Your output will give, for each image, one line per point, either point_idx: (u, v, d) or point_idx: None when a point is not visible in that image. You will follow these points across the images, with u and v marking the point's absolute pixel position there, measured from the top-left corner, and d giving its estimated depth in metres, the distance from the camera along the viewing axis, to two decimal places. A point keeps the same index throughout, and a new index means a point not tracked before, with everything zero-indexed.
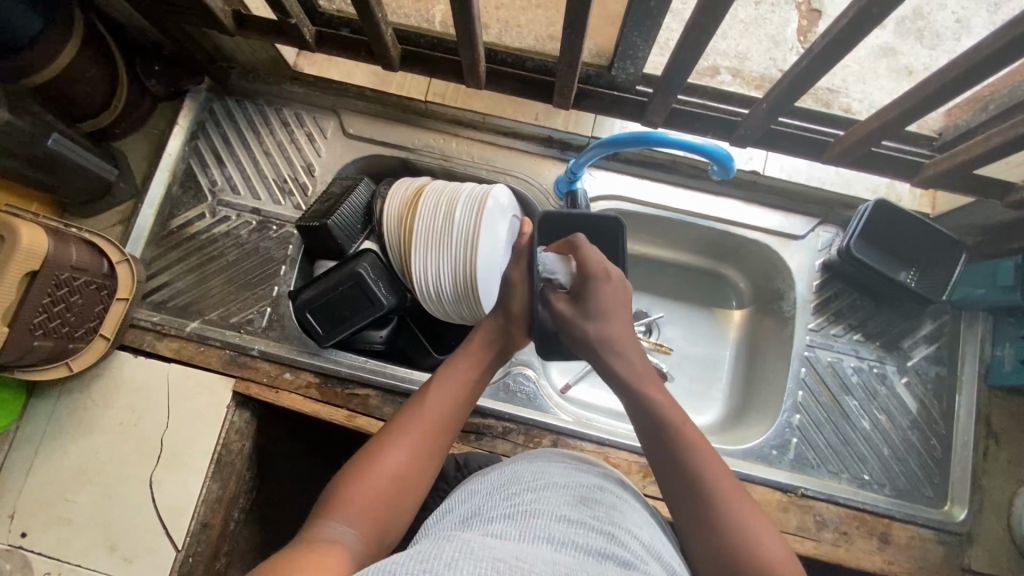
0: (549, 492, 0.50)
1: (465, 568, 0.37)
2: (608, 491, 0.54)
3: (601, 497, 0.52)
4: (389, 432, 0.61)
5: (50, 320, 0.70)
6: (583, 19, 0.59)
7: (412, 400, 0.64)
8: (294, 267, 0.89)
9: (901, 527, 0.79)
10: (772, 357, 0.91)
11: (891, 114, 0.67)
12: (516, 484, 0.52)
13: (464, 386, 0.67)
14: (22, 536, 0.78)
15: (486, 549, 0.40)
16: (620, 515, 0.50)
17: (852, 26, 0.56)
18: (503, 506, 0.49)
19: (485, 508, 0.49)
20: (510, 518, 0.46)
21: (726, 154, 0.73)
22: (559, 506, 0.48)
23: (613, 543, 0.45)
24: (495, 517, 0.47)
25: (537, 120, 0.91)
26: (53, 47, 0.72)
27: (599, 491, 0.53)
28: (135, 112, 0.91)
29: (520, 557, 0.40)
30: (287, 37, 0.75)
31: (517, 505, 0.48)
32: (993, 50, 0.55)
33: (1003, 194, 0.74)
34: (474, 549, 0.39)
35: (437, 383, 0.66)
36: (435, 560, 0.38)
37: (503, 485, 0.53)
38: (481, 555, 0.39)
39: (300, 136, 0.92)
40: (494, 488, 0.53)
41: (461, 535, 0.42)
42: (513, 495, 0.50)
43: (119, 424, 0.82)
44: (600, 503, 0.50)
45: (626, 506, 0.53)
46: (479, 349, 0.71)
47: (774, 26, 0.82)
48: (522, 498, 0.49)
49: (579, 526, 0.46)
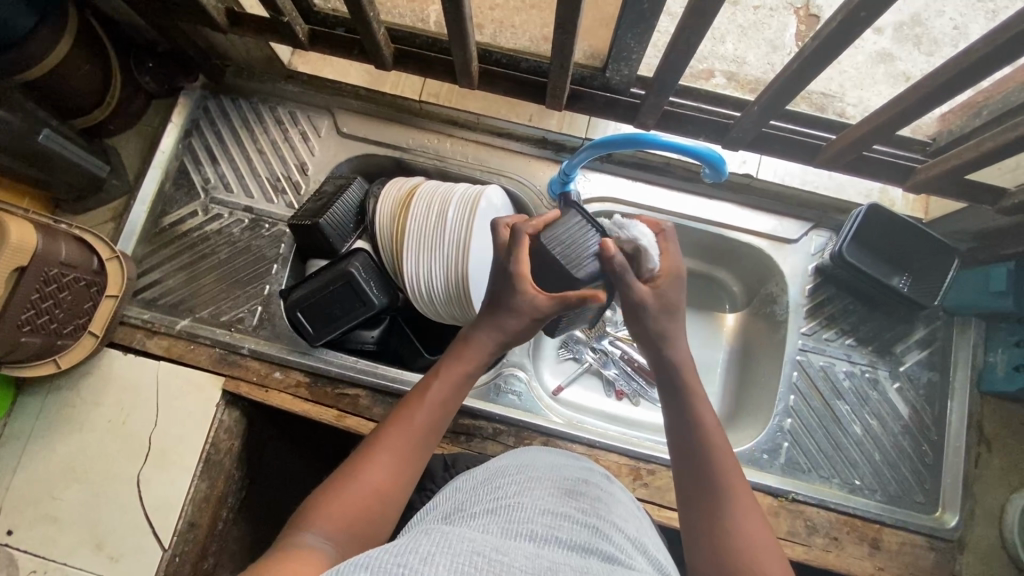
0: (533, 486, 0.50)
1: (441, 563, 0.36)
2: (593, 485, 0.54)
3: (586, 489, 0.52)
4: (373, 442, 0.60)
5: (38, 316, 0.70)
6: (575, 21, 0.59)
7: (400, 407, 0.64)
8: (286, 266, 0.89)
9: (892, 533, 0.79)
10: (766, 361, 0.90)
11: (881, 119, 0.67)
12: (501, 478, 0.52)
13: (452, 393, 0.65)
14: (8, 534, 0.78)
15: (465, 542, 0.40)
16: (606, 508, 0.50)
17: (842, 30, 0.56)
18: (486, 500, 0.49)
19: (467, 504, 0.49)
20: (493, 512, 0.46)
21: (718, 157, 0.72)
22: (542, 500, 0.48)
23: (595, 536, 0.45)
24: (477, 511, 0.47)
25: (531, 122, 0.91)
26: (45, 43, 0.72)
27: (585, 484, 0.53)
28: (130, 108, 0.91)
29: (500, 551, 0.39)
30: (281, 36, 0.75)
31: (500, 499, 0.48)
32: (982, 57, 0.55)
33: (995, 200, 0.74)
34: (452, 544, 0.39)
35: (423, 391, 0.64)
36: (412, 554, 0.37)
37: (487, 479, 0.53)
38: (459, 550, 0.38)
39: (295, 135, 0.92)
40: (478, 484, 0.52)
41: (439, 530, 0.42)
42: (497, 489, 0.50)
43: (108, 421, 0.82)
44: (585, 497, 0.50)
45: (613, 499, 0.53)
46: (471, 355, 0.67)
47: (772, 31, 0.83)
48: (505, 492, 0.49)
49: (563, 520, 0.45)
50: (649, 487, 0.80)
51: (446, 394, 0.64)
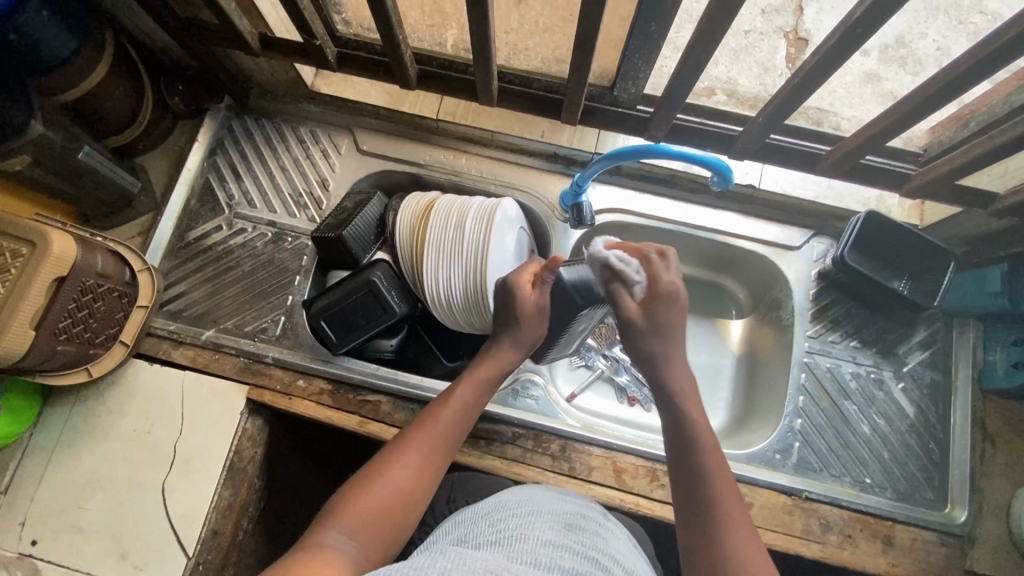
0: (534, 519, 0.52)
1: None
2: (591, 520, 0.56)
3: (585, 525, 0.54)
4: (396, 446, 0.63)
5: (74, 325, 0.72)
6: (593, 40, 0.64)
7: (422, 417, 0.67)
8: (308, 278, 0.92)
9: (904, 530, 0.81)
10: (775, 364, 0.93)
11: (875, 129, 0.71)
12: (502, 511, 0.54)
13: (471, 406, 0.69)
14: (32, 544, 0.79)
15: (477, 564, 0.42)
16: (605, 543, 0.52)
17: (841, 44, 0.60)
18: (490, 532, 0.51)
19: (472, 534, 0.51)
20: (498, 543, 0.48)
21: (724, 165, 0.76)
22: (544, 532, 0.50)
23: (596, 567, 0.47)
24: (482, 541, 0.49)
25: (542, 138, 0.96)
26: (85, 65, 0.76)
27: (584, 519, 0.55)
28: (158, 129, 0.95)
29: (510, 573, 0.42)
30: (311, 58, 0.79)
31: (504, 530, 0.50)
32: (968, 66, 0.60)
33: (987, 204, 0.78)
34: (466, 564, 0.41)
35: (444, 402, 0.68)
36: None
37: (489, 511, 0.55)
38: (473, 570, 0.41)
39: (316, 153, 0.96)
40: (480, 515, 0.55)
41: (453, 552, 0.44)
42: (499, 522, 0.52)
43: (133, 431, 0.83)
44: (584, 531, 0.53)
45: (610, 535, 0.55)
46: (488, 369, 0.72)
47: (764, 54, 0.89)
48: (507, 524, 0.51)
49: (564, 551, 0.48)
50: (667, 488, 0.82)
51: (464, 403, 0.68)
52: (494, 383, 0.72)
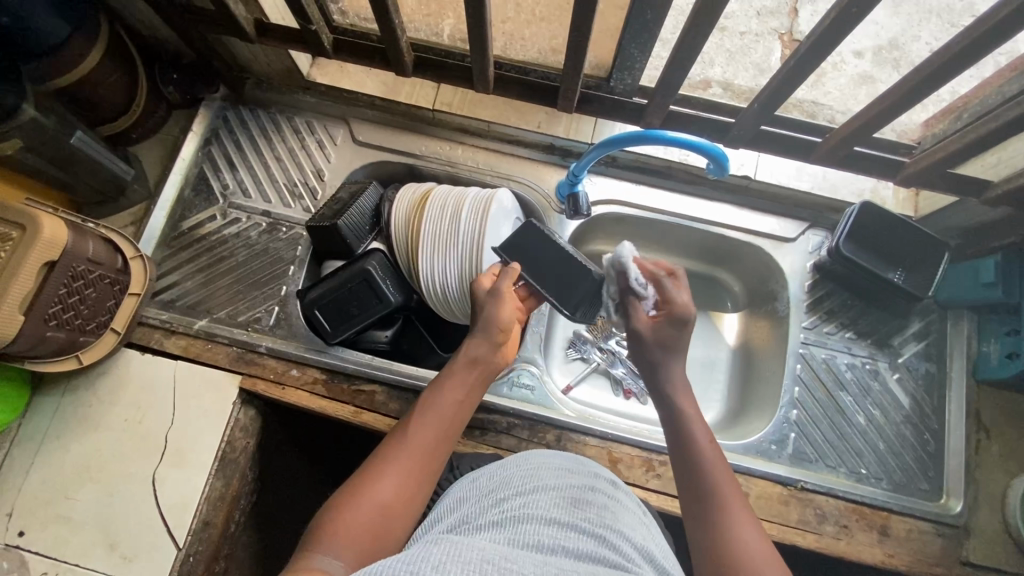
0: (539, 496, 0.52)
1: (452, 570, 0.39)
2: (600, 493, 0.55)
3: (593, 498, 0.54)
4: (380, 455, 0.60)
5: (64, 311, 0.71)
6: (589, 24, 0.64)
7: (402, 424, 0.64)
8: (302, 268, 0.91)
9: (900, 520, 0.80)
10: (770, 356, 0.93)
11: (867, 118, 0.71)
12: (505, 488, 0.54)
13: (452, 408, 0.66)
14: (19, 535, 0.78)
15: (474, 551, 0.42)
16: (613, 517, 0.52)
17: (833, 29, 0.60)
18: (493, 512, 0.51)
19: (473, 516, 0.51)
20: (501, 523, 0.48)
21: (721, 152, 0.75)
22: (549, 509, 0.50)
23: (601, 544, 0.47)
24: (484, 522, 0.49)
25: (540, 128, 0.95)
26: (79, 51, 0.75)
27: (591, 492, 0.55)
28: (151, 117, 0.94)
29: (507, 559, 0.42)
30: (306, 44, 0.79)
31: (507, 510, 0.50)
32: (960, 49, 0.60)
33: (980, 192, 0.78)
34: (462, 552, 0.41)
35: (426, 404, 0.65)
36: (424, 562, 0.40)
37: (493, 489, 0.55)
38: (469, 558, 0.41)
39: (312, 143, 0.96)
40: (483, 496, 0.54)
41: (449, 539, 0.44)
42: (503, 501, 0.52)
43: (124, 421, 0.82)
44: (592, 505, 0.52)
45: (619, 507, 0.55)
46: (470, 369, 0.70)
47: (759, 55, 0.89)
48: (512, 503, 0.51)
49: (568, 529, 0.47)
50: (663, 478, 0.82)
51: (446, 403, 0.66)
52: (478, 379, 0.70)
